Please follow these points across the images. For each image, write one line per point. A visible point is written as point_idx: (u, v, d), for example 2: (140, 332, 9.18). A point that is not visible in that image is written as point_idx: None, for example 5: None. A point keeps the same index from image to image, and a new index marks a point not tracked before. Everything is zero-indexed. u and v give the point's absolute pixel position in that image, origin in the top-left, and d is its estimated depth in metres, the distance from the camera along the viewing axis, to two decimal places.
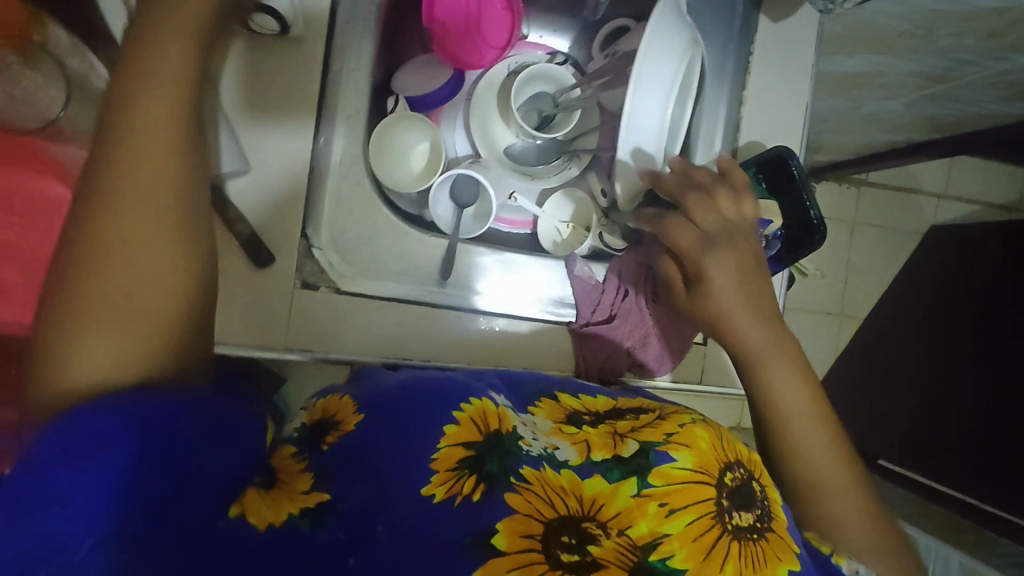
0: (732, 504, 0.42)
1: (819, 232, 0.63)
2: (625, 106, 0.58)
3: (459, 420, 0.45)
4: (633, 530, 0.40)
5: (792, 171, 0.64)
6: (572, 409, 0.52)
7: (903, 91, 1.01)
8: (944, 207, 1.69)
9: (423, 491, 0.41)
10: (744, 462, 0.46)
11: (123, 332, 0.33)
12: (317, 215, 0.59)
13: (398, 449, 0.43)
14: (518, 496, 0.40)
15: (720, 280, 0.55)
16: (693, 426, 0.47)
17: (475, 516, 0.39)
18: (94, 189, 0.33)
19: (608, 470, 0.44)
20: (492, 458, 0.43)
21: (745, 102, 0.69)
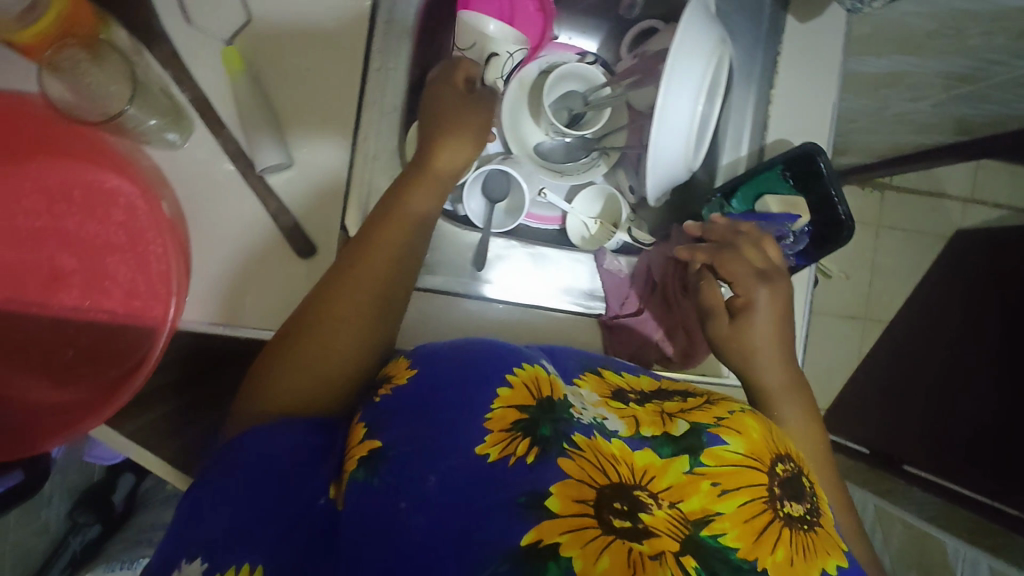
0: (782, 494, 0.43)
1: (846, 228, 0.64)
2: (658, 103, 0.57)
3: (511, 383, 0.46)
4: (684, 505, 0.41)
5: (819, 167, 0.64)
6: (618, 386, 0.52)
7: (930, 91, 1.01)
8: (972, 212, 1.68)
9: (477, 449, 0.43)
10: (794, 457, 0.47)
11: (308, 380, 0.51)
12: None
13: (457, 416, 0.45)
14: (571, 461, 0.41)
15: (767, 312, 0.58)
16: (743, 414, 0.48)
17: (529, 478, 0.40)
18: (332, 284, 0.52)
19: (658, 446, 0.44)
20: (545, 423, 0.44)
21: (773, 101, 0.69)
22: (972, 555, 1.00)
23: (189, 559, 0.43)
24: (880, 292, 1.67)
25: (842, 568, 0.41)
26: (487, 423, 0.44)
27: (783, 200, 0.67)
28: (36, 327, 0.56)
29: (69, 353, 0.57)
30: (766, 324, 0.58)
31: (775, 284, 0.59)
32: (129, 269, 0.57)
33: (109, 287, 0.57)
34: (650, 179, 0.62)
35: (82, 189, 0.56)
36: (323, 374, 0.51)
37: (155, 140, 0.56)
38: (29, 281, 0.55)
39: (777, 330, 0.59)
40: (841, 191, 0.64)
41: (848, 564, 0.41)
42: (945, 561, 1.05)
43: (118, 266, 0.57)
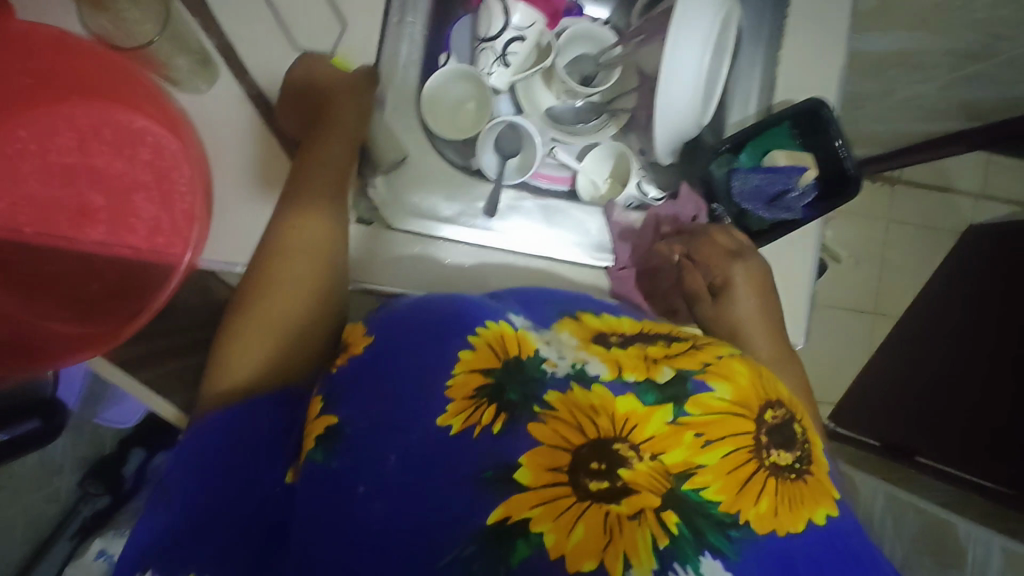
0: (770, 442, 0.42)
1: (854, 182, 0.65)
2: (666, 49, 0.59)
3: (474, 347, 0.46)
4: (666, 457, 0.41)
5: (826, 120, 0.65)
6: (600, 330, 0.51)
7: (938, 72, 1.02)
8: (984, 207, 1.68)
9: (438, 420, 0.43)
10: (785, 402, 0.46)
11: (249, 353, 0.52)
12: (375, 157, 0.65)
13: (423, 372, 0.46)
14: (543, 426, 0.41)
15: (748, 287, 0.62)
16: (731, 360, 0.47)
17: (494, 446, 0.41)
18: (267, 256, 0.55)
19: (642, 393, 0.43)
20: (512, 387, 0.44)
21: (780, 63, 0.71)
22: (984, 536, 0.97)
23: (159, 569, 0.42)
24: (890, 286, 1.68)
25: (831, 517, 0.41)
26: (449, 390, 0.45)
27: (790, 155, 0.68)
28: (66, 257, 0.59)
29: (93, 287, 0.59)
30: (749, 308, 0.61)
31: (749, 260, 0.63)
32: (153, 208, 0.59)
33: (134, 224, 0.59)
34: (658, 132, 0.64)
35: (113, 128, 0.59)
36: (265, 343, 0.52)
37: (184, 84, 0.59)
38: (59, 216, 0.59)
39: (761, 308, 0.61)
40: (848, 148, 0.65)
41: (835, 514, 0.42)
42: (957, 544, 1.02)
43: (144, 203, 0.59)
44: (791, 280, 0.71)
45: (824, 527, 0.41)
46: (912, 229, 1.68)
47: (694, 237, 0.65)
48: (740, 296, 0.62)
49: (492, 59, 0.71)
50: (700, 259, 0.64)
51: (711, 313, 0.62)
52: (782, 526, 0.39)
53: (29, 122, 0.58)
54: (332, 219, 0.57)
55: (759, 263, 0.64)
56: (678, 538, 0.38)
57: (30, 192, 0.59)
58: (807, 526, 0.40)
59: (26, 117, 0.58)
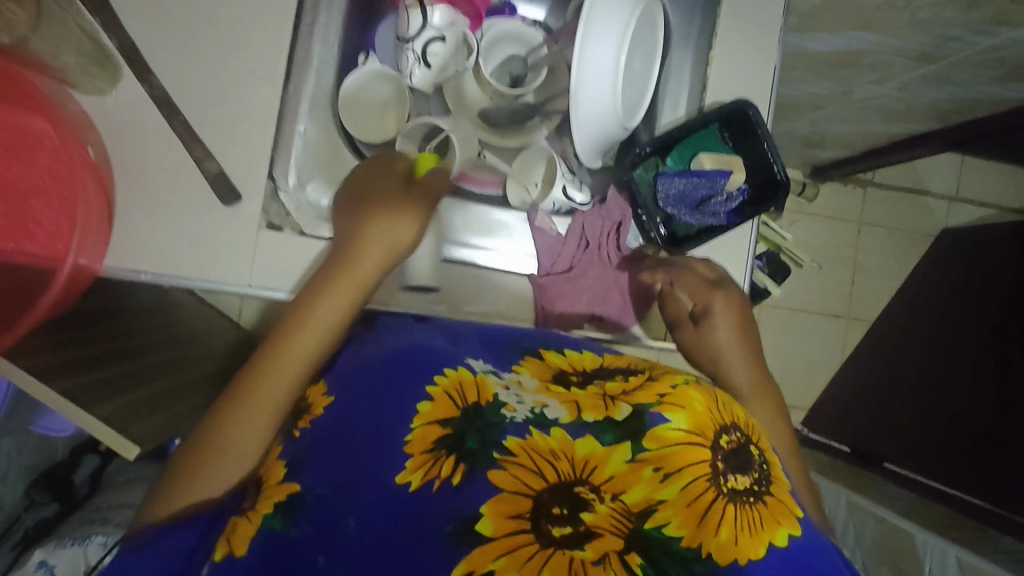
0: (727, 466, 0.42)
1: (784, 187, 0.65)
2: (575, 51, 0.58)
3: (433, 396, 0.47)
4: (626, 496, 0.41)
5: (754, 122, 0.63)
6: (558, 368, 0.53)
7: (894, 72, 1.00)
8: (958, 210, 1.66)
9: (398, 479, 0.42)
10: (740, 425, 0.47)
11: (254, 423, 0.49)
12: (284, 160, 0.62)
13: (388, 412, 0.48)
14: (502, 472, 0.41)
15: (726, 315, 0.60)
16: (686, 387, 0.48)
17: (457, 499, 0.40)
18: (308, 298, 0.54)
19: (601, 434, 0.44)
20: (471, 434, 0.44)
21: (711, 62, 0.68)
22: (939, 546, 0.96)
23: None
24: (864, 290, 1.65)
25: (793, 537, 0.40)
26: (407, 446, 0.44)
27: (717, 157, 0.66)
28: None
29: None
30: (730, 335, 0.61)
31: (728, 288, 0.61)
32: (51, 214, 0.57)
33: (33, 231, 0.58)
34: (577, 135, 0.63)
35: (11, 132, 0.57)
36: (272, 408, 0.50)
37: (84, 86, 0.57)
38: None
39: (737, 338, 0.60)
40: (776, 151, 0.64)
41: (799, 533, 0.41)
42: (915, 554, 1.00)
43: (41, 208, 0.58)
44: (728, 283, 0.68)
45: (786, 549, 0.39)
46: (886, 232, 1.66)
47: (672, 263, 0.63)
48: (718, 323, 0.61)
49: (412, 61, 0.67)
50: (681, 290, 0.62)
51: (692, 342, 0.62)
52: (744, 554, 0.38)
53: None
54: (406, 232, 0.58)
55: (739, 292, 0.61)
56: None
57: None
58: (767, 549, 0.39)
59: None
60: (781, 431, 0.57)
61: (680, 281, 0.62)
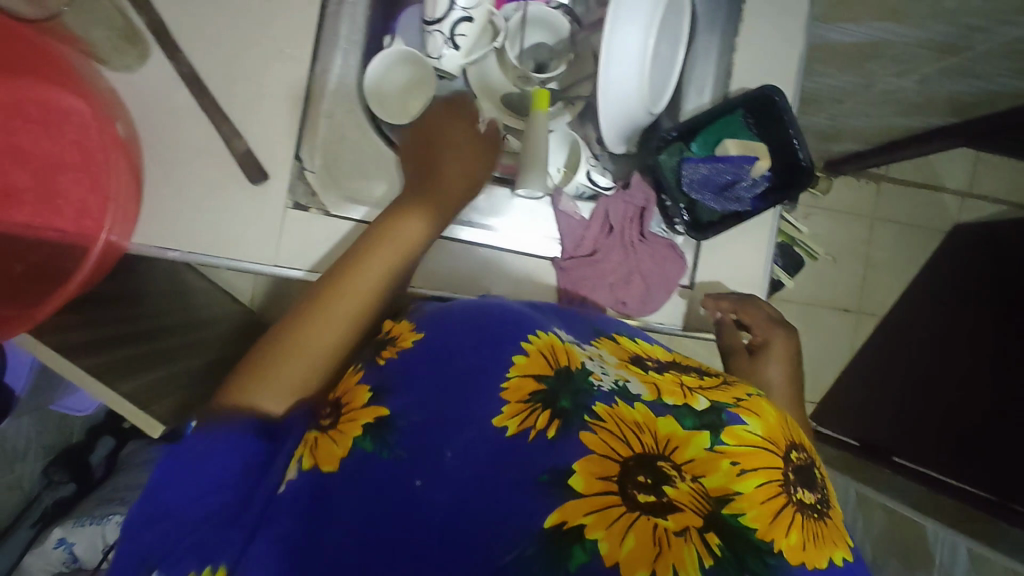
0: (796, 480, 0.45)
1: (806, 173, 0.63)
2: (605, 34, 0.58)
3: (528, 352, 0.48)
4: (705, 480, 0.42)
5: (780, 111, 0.64)
6: (636, 355, 0.54)
7: (915, 64, 0.99)
8: (970, 206, 1.66)
9: (494, 421, 0.44)
10: (803, 447, 0.50)
11: (300, 356, 0.52)
12: (311, 140, 0.62)
13: (480, 358, 0.48)
14: (594, 436, 0.42)
15: (781, 351, 0.69)
16: (759, 398, 0.51)
17: (551, 453, 0.41)
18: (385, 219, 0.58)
19: (681, 418, 0.45)
20: (565, 395, 0.45)
21: (737, 49, 0.69)
22: (950, 537, 0.96)
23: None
24: (876, 285, 1.65)
25: (847, 560, 0.42)
26: (503, 393, 0.45)
27: (742, 144, 0.65)
28: None
29: (16, 268, 0.57)
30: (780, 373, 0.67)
31: (787, 330, 0.70)
32: (79, 188, 0.58)
33: (61, 206, 0.58)
34: (602, 118, 0.63)
35: (40, 106, 0.57)
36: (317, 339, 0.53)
37: (113, 63, 0.58)
38: None
39: (788, 375, 0.67)
40: (802, 139, 0.64)
41: (854, 557, 0.43)
42: (925, 544, 1.01)
43: (70, 183, 0.58)
44: (740, 271, 0.69)
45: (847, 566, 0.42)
46: (898, 227, 1.66)
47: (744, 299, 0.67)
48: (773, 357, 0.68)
49: (441, 42, 0.66)
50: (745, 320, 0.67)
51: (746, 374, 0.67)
52: (811, 559, 0.40)
53: None
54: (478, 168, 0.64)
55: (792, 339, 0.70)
56: (722, 558, 0.37)
57: None
58: (830, 563, 0.41)
59: None
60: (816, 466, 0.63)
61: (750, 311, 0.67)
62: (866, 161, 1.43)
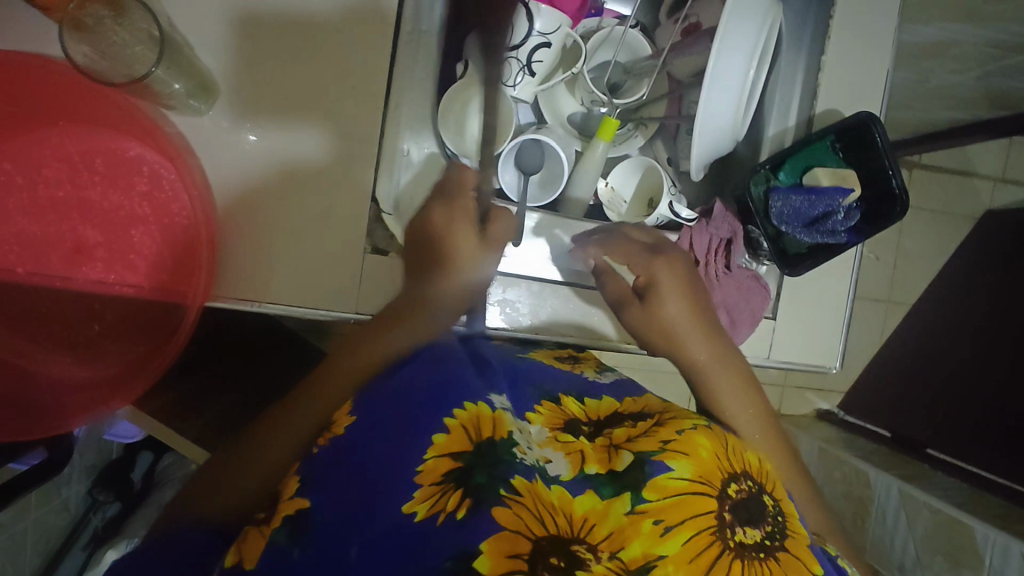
0: (735, 519, 0.41)
1: (899, 203, 0.62)
2: (710, 60, 0.53)
3: (448, 428, 0.43)
4: (625, 553, 0.39)
5: (874, 137, 0.62)
6: (572, 416, 0.52)
7: (975, 62, 0.97)
8: (1001, 191, 1.61)
9: (403, 508, 0.39)
10: (751, 474, 0.45)
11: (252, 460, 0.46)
12: (387, 182, 0.60)
13: (397, 434, 0.43)
14: (505, 510, 0.38)
15: (670, 282, 0.59)
16: (693, 433, 0.46)
17: (461, 535, 0.36)
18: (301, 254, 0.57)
19: (600, 487, 0.43)
20: (480, 470, 0.40)
21: (824, 67, 0.65)
22: (1002, 540, 0.98)
23: None
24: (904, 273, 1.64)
25: None
26: (417, 476, 0.40)
27: (832, 174, 0.63)
28: (62, 297, 0.55)
29: (93, 329, 0.55)
30: (675, 312, 0.59)
31: (669, 256, 0.60)
32: (153, 241, 0.55)
33: (135, 261, 0.55)
34: (695, 150, 0.59)
35: (107, 159, 0.54)
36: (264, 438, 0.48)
37: (178, 107, 0.54)
38: (51, 254, 0.54)
39: (684, 305, 0.59)
40: (895, 164, 0.62)
41: None
42: (975, 547, 1.02)
43: (143, 238, 0.55)
44: (825, 298, 0.69)
45: None
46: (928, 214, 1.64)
47: (611, 237, 0.61)
48: (663, 295, 0.60)
49: (517, 70, 0.63)
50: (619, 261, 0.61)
51: (643, 320, 0.60)
52: None
53: (13, 151, 0.52)
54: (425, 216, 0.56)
55: (679, 254, 0.61)
56: None
57: (17, 229, 0.53)
58: None
59: (10, 147, 0.52)
60: (731, 395, 0.59)
61: (620, 249, 0.60)
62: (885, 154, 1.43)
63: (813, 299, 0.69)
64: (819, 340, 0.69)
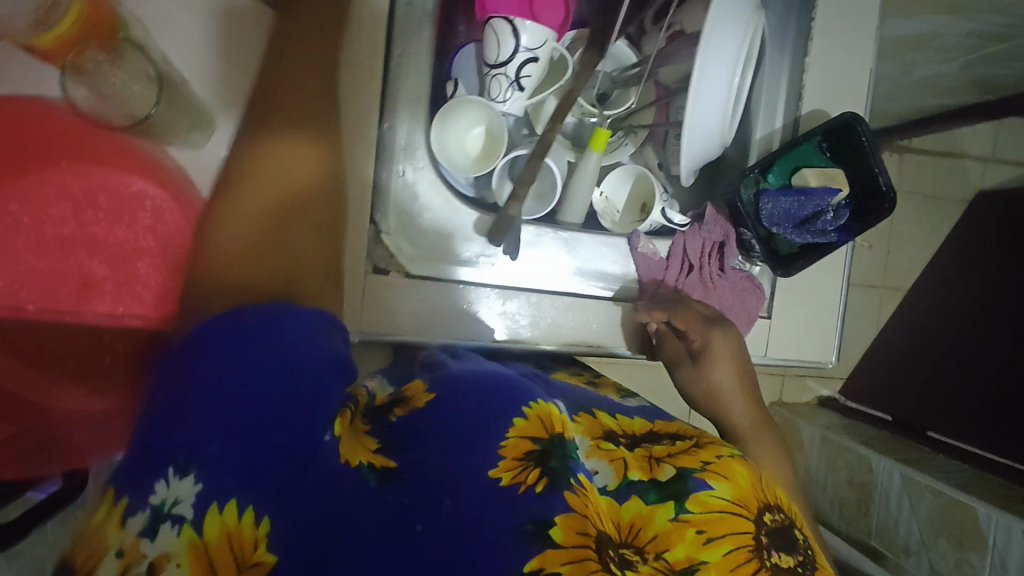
0: (770, 542, 0.42)
1: (886, 199, 0.63)
2: (694, 73, 0.54)
3: (526, 415, 0.44)
4: (669, 555, 0.40)
5: (860, 137, 0.63)
6: (609, 428, 0.53)
7: (958, 52, 0.98)
8: (991, 173, 1.62)
9: (491, 471, 0.40)
10: (783, 506, 0.47)
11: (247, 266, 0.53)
12: (384, 202, 0.61)
13: (463, 419, 0.43)
14: (576, 496, 0.39)
15: (723, 349, 0.63)
16: (729, 459, 0.48)
17: (538, 506, 0.38)
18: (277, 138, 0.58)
19: (644, 493, 0.44)
20: (556, 457, 0.42)
21: (807, 70, 0.67)
22: (1005, 520, 1.00)
23: (177, 472, 0.36)
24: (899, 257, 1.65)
25: None
26: (501, 448, 0.41)
27: (820, 174, 0.66)
28: (72, 332, 0.55)
29: (104, 362, 0.56)
30: (725, 377, 0.63)
31: (726, 327, 0.64)
32: (159, 270, 0.56)
33: (142, 292, 0.56)
34: (682, 155, 0.59)
35: (110, 196, 0.55)
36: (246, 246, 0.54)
37: (178, 140, 0.56)
38: (60, 289, 0.55)
39: (734, 374, 0.63)
40: (882, 163, 0.63)
41: None
42: (977, 528, 1.04)
43: (149, 270, 0.56)
44: (820, 294, 0.70)
45: None
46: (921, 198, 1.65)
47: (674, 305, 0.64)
48: (716, 360, 0.63)
49: (505, 85, 0.62)
50: (679, 325, 0.63)
51: (692, 383, 0.65)
52: None
53: (21, 192, 0.54)
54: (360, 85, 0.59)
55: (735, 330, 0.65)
56: None
57: (27, 266, 0.54)
58: None
59: (21, 188, 0.54)
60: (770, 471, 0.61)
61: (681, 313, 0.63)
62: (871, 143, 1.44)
63: (809, 294, 0.70)
64: (814, 337, 0.71)
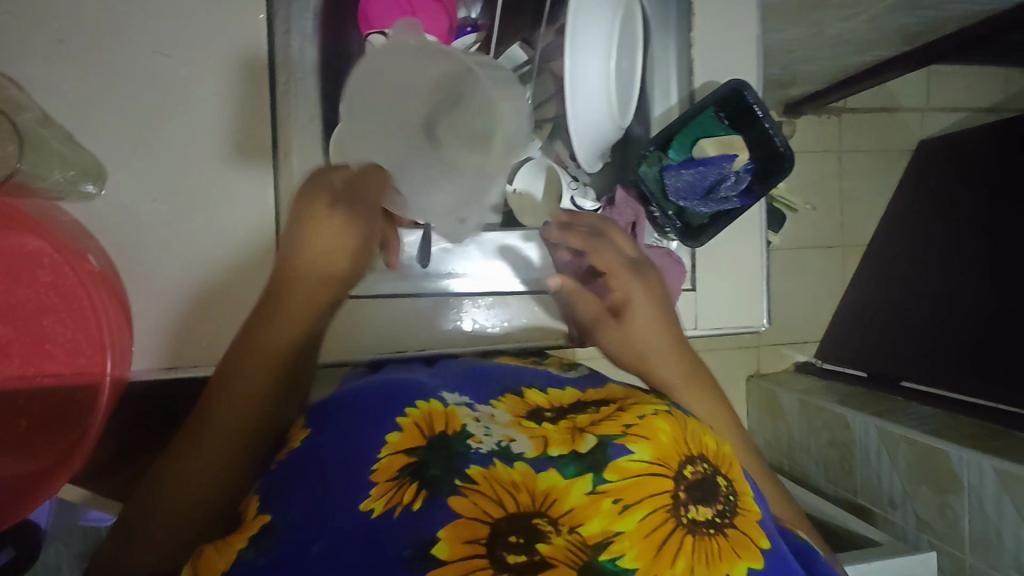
0: (689, 498, 0.40)
1: (784, 159, 0.64)
2: (566, 63, 0.56)
3: (403, 427, 0.45)
4: (583, 528, 0.38)
5: (749, 103, 0.64)
6: (535, 406, 0.50)
7: (860, 7, 0.99)
8: (928, 121, 1.65)
9: (363, 505, 0.39)
10: (709, 456, 0.44)
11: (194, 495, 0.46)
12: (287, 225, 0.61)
13: (347, 443, 0.45)
14: (463, 498, 0.38)
15: (647, 305, 0.62)
16: (652, 417, 0.45)
17: (416, 525, 0.37)
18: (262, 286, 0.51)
19: (563, 466, 0.41)
20: (435, 464, 0.41)
21: (694, 44, 0.68)
22: (976, 459, 1.00)
23: None
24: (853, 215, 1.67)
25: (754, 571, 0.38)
26: (373, 475, 0.41)
27: (718, 142, 0.68)
28: None
29: (20, 426, 0.54)
30: (648, 329, 0.62)
31: (648, 275, 0.63)
32: (66, 330, 0.55)
33: (51, 350, 0.55)
34: (579, 146, 0.61)
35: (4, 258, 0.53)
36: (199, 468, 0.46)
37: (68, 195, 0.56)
38: None
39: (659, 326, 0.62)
40: (775, 125, 0.64)
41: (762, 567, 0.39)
42: (952, 470, 1.04)
43: (57, 327, 0.55)
44: (742, 258, 0.70)
45: None
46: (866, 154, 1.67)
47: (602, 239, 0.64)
48: (639, 315, 0.62)
49: None
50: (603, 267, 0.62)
51: (615, 343, 0.63)
52: None
53: None
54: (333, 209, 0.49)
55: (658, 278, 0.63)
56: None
57: None
58: None
59: None
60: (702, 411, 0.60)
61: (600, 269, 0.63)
62: (802, 108, 1.48)
63: (730, 261, 0.70)
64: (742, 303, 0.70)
